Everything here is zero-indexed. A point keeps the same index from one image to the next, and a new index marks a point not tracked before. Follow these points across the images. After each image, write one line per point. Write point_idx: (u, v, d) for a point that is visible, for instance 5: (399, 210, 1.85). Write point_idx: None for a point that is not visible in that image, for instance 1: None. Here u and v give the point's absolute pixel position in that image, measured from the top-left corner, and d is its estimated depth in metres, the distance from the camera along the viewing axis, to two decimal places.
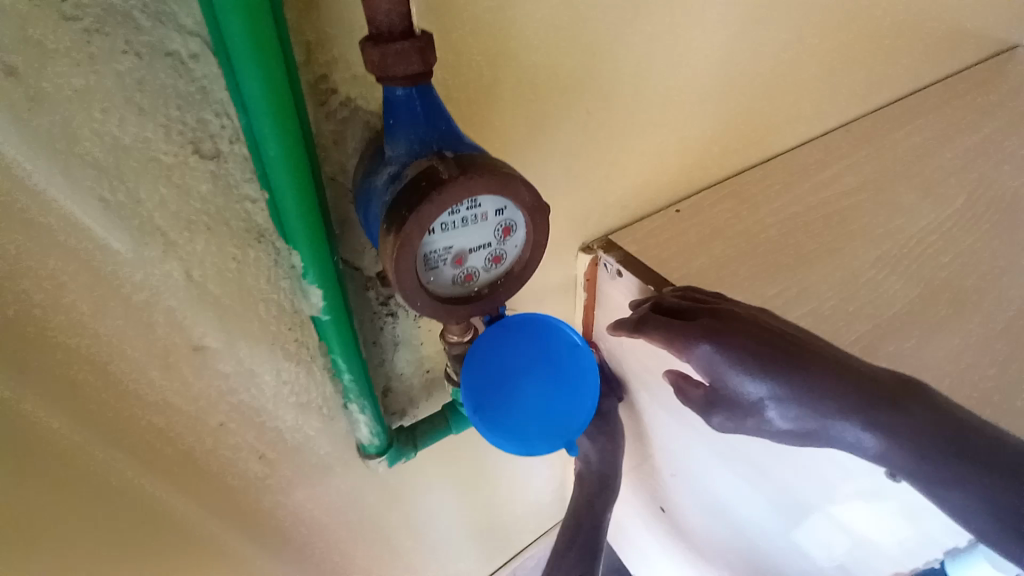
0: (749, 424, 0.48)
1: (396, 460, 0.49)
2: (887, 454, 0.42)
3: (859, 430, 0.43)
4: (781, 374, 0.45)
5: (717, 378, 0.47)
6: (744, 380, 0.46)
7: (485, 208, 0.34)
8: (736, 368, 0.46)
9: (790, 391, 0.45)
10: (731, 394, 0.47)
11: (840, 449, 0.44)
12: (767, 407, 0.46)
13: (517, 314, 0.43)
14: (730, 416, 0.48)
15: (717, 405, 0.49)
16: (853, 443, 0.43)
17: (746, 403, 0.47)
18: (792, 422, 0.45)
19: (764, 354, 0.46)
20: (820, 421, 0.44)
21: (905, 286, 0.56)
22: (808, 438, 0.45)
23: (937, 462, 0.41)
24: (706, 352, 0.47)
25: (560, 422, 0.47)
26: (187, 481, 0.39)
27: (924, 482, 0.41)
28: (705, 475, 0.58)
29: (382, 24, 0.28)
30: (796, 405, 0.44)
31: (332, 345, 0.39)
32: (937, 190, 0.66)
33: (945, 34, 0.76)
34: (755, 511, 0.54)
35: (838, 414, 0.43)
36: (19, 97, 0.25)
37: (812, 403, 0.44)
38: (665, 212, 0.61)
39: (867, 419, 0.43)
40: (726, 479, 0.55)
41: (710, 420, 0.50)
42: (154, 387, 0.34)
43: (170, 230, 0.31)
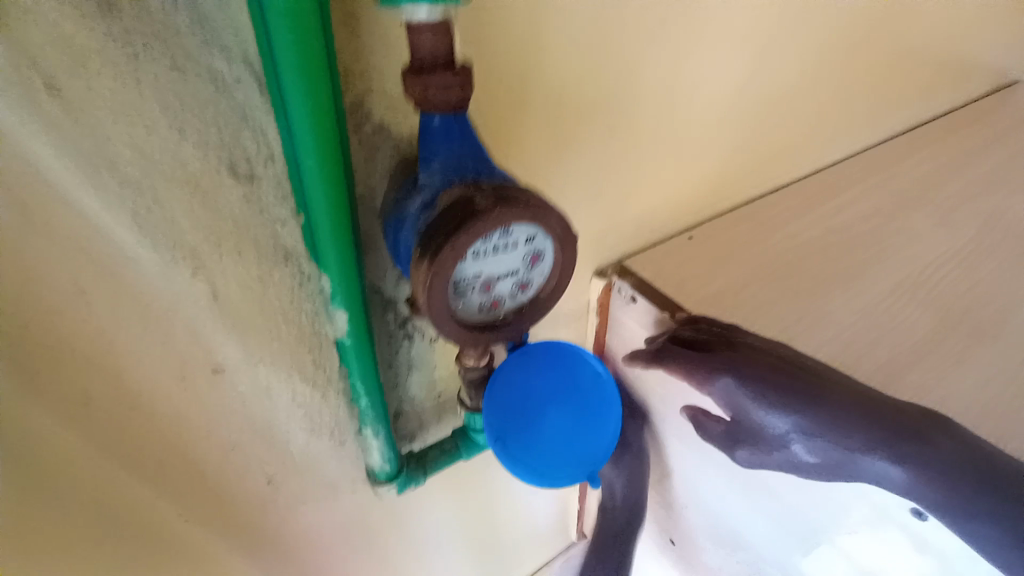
0: (775, 458, 0.46)
1: (406, 487, 0.49)
2: (915, 487, 0.39)
3: (886, 461, 0.41)
4: (806, 406, 0.44)
5: (739, 409, 0.47)
6: (768, 414, 0.46)
7: (517, 237, 0.31)
8: (757, 401, 0.46)
9: (814, 424, 0.43)
10: (754, 427, 0.47)
11: (865, 481, 0.41)
12: (793, 442, 0.45)
13: (543, 341, 0.38)
14: (755, 451, 0.48)
15: (739, 439, 0.48)
16: (881, 473, 0.41)
17: (769, 436, 0.46)
18: (817, 455, 0.43)
19: (788, 386, 0.45)
20: (845, 454, 0.42)
21: (924, 314, 0.54)
22: (834, 471, 0.43)
23: (976, 498, 0.38)
24: (727, 383, 0.48)
25: (581, 456, 0.40)
26: (198, 491, 0.40)
27: (959, 519, 0.38)
28: (719, 506, 0.55)
29: (425, 55, 0.27)
30: (821, 438, 0.43)
31: (351, 368, 0.38)
32: (950, 218, 0.66)
33: (941, 75, 0.80)
34: (769, 543, 0.51)
35: (863, 447, 0.41)
36: (65, 117, 0.26)
37: (836, 436, 0.42)
38: (679, 237, 0.62)
39: (895, 452, 0.40)
40: (737, 507, 0.53)
41: (736, 455, 0.49)
42: (172, 402, 0.35)
43: (200, 248, 0.31)
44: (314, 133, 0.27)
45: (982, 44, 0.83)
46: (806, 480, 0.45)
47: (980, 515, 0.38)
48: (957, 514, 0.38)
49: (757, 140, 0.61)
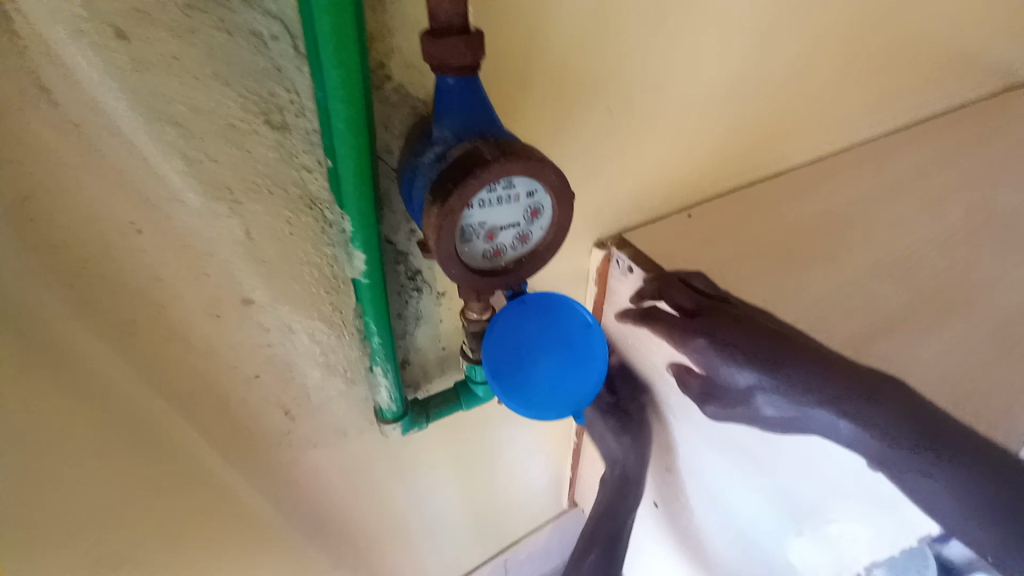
0: (738, 411, 0.52)
1: (410, 429, 0.54)
2: (862, 440, 0.44)
3: (835, 416, 0.45)
4: (768, 363, 0.50)
5: (710, 367, 0.53)
6: (734, 369, 0.51)
7: (518, 189, 0.34)
8: (726, 359, 0.51)
9: (775, 381, 0.49)
10: (722, 383, 0.52)
11: (818, 434, 0.46)
12: (754, 395, 0.50)
13: (539, 292, 0.41)
14: (721, 405, 0.53)
15: (709, 395, 0.54)
16: (832, 426, 0.45)
17: (735, 390, 0.51)
18: (776, 409, 0.49)
19: (749, 341, 0.51)
20: (801, 410, 0.47)
21: (898, 291, 0.58)
22: (790, 425, 0.48)
23: (913, 449, 0.43)
24: (701, 345, 0.53)
25: (569, 396, 0.44)
26: (221, 417, 0.45)
27: (899, 468, 0.43)
28: (703, 468, 0.60)
29: (442, 21, 0.30)
30: (780, 394, 0.48)
31: (365, 309, 0.42)
32: (939, 206, 0.69)
33: (951, 68, 0.82)
34: (749, 507, 0.56)
35: (818, 403, 0.46)
36: (125, 62, 0.29)
37: (791, 392, 0.48)
38: (678, 216, 0.65)
39: (844, 408, 0.45)
40: (719, 470, 0.58)
41: (705, 410, 0.55)
42: (203, 331, 0.40)
43: (235, 189, 0.35)
44: (342, 89, 0.30)
45: (991, 40, 0.84)
46: (771, 436, 0.50)
47: (927, 470, 0.42)
48: (906, 465, 0.43)
49: (759, 124, 0.64)
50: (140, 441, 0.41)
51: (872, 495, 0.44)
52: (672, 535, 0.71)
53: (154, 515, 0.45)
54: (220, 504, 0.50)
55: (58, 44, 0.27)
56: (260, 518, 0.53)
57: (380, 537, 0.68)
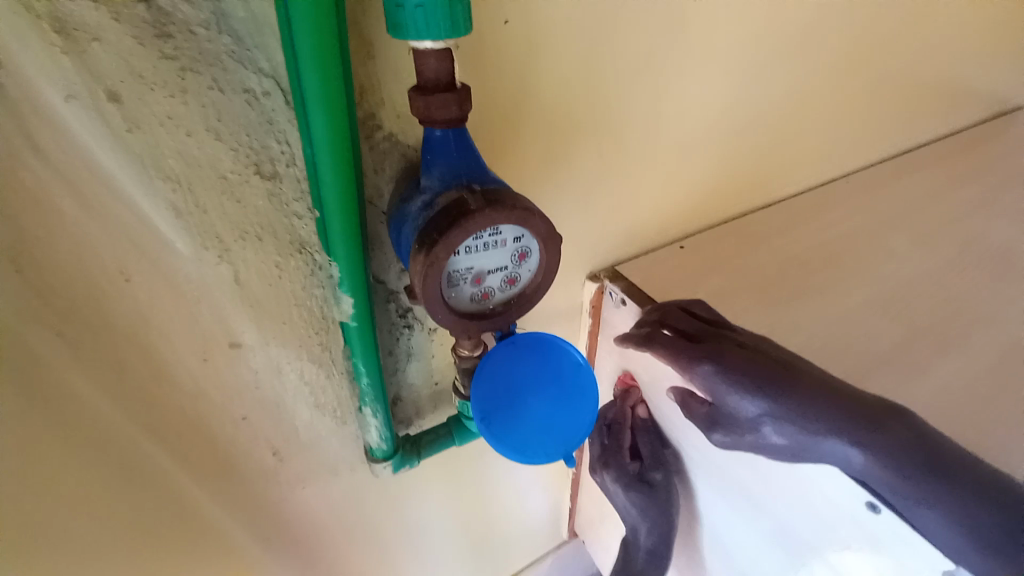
0: (746, 440, 0.50)
1: (401, 467, 0.53)
2: (873, 472, 0.43)
3: (846, 445, 0.44)
4: (774, 390, 0.49)
5: (717, 395, 0.51)
6: (741, 398, 0.49)
7: (505, 235, 0.35)
8: (735, 388, 0.50)
9: (787, 411, 0.47)
10: (729, 413, 0.50)
11: (830, 466, 0.45)
12: (762, 425, 0.48)
13: (528, 332, 0.41)
14: (729, 433, 0.51)
15: (716, 422, 0.52)
16: (843, 457, 0.44)
17: (744, 420, 0.50)
18: (785, 437, 0.47)
19: (758, 366, 0.50)
20: (810, 438, 0.46)
21: (892, 328, 0.58)
22: (801, 455, 0.46)
23: (920, 481, 0.42)
24: (708, 371, 0.51)
25: (561, 435, 0.43)
26: (210, 459, 0.44)
27: (907, 503, 0.42)
28: (702, 501, 0.59)
29: (429, 78, 0.31)
30: (791, 424, 0.47)
31: (354, 350, 0.42)
32: (930, 241, 0.71)
33: (942, 99, 0.83)
34: (748, 545, 0.55)
35: (829, 433, 0.45)
36: (119, 122, 0.30)
37: (801, 420, 0.46)
38: (670, 247, 0.65)
39: (855, 437, 0.44)
40: (716, 504, 0.57)
41: (711, 437, 0.53)
42: (191, 374, 0.40)
43: (227, 237, 0.36)
44: (330, 143, 0.31)
45: (982, 72, 0.86)
46: (781, 466, 0.48)
47: (937, 499, 0.41)
48: (913, 502, 0.41)
49: (751, 158, 0.65)
50: (128, 484, 0.41)
51: (874, 543, 0.44)
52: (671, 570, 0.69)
53: (141, 560, 0.45)
54: (206, 547, 0.49)
55: (51, 106, 0.28)
56: (250, 561, 0.52)
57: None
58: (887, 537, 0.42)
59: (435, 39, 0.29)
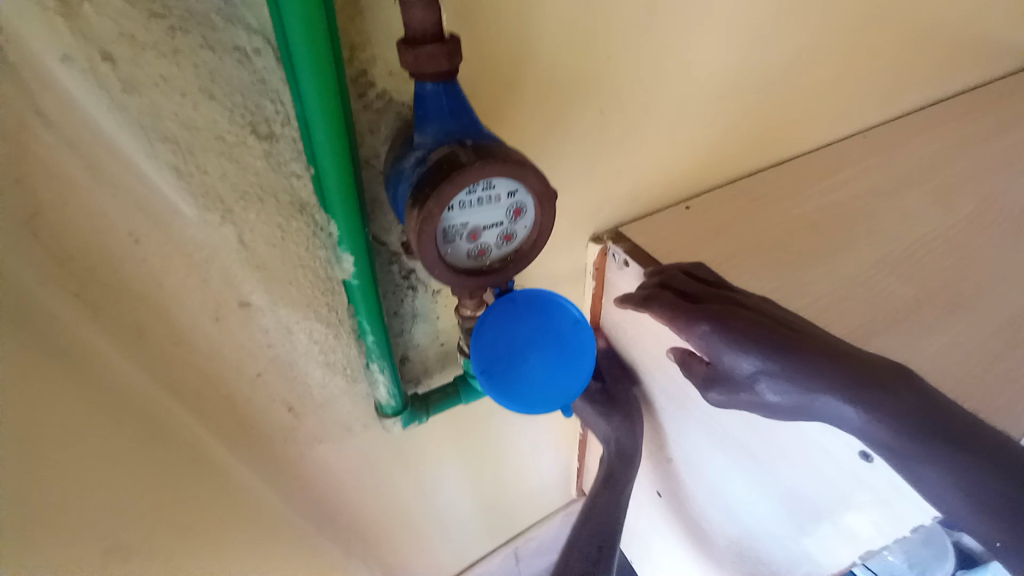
0: (743, 398, 0.49)
1: (410, 422, 0.56)
2: (868, 429, 0.43)
3: (842, 403, 0.44)
4: (772, 347, 0.47)
5: (714, 353, 0.49)
6: (738, 359, 0.48)
7: (498, 191, 0.35)
8: (730, 345, 0.48)
9: (781, 368, 0.46)
10: (725, 371, 0.49)
11: (824, 422, 0.45)
12: (760, 385, 0.47)
13: (527, 289, 0.42)
14: (726, 391, 0.50)
15: (714, 381, 0.51)
16: (839, 415, 0.44)
17: (740, 377, 0.48)
18: (781, 395, 0.46)
19: (756, 325, 0.48)
20: (808, 396, 0.45)
21: (901, 286, 0.57)
22: (797, 413, 0.46)
23: (917, 441, 0.42)
24: (705, 330, 0.49)
25: (559, 388, 0.44)
26: (227, 416, 0.47)
27: (901, 459, 0.42)
28: (710, 463, 0.60)
29: (417, 30, 0.31)
30: (788, 382, 0.46)
31: (358, 309, 0.43)
32: (947, 197, 0.68)
33: (967, 48, 0.79)
34: (746, 496, 0.57)
35: (826, 391, 0.44)
36: (116, 84, 0.30)
37: (799, 378, 0.45)
38: (676, 208, 0.65)
39: (852, 395, 0.44)
40: (717, 459, 0.59)
41: (708, 396, 0.52)
42: (205, 334, 0.41)
43: (229, 199, 0.37)
44: (321, 100, 0.31)
45: (1011, 16, 0.81)
46: (779, 423, 0.48)
47: (932, 460, 0.42)
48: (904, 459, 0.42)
49: (760, 113, 0.63)
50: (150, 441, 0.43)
51: (879, 498, 0.44)
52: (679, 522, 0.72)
53: None
54: (229, 500, 0.52)
55: (52, 72, 0.29)
56: (271, 516, 0.56)
57: (390, 529, 0.71)
58: (887, 486, 0.43)
59: None
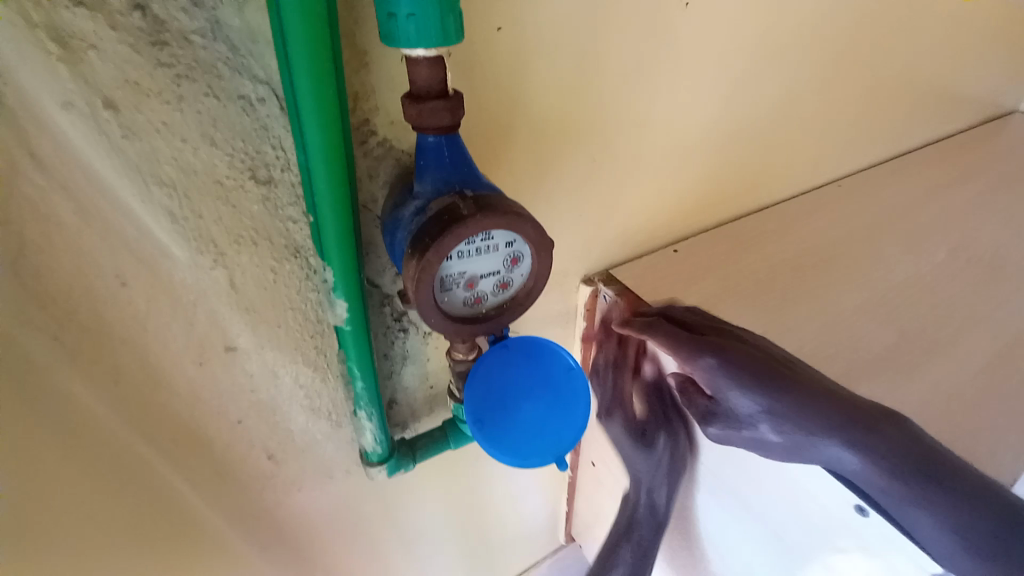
0: (741, 435, 0.49)
1: (395, 470, 0.54)
2: (864, 473, 0.43)
3: (841, 447, 0.44)
4: (774, 389, 0.48)
5: (717, 388, 0.51)
6: (741, 397, 0.49)
7: (497, 241, 0.35)
8: (733, 381, 0.50)
9: (783, 408, 0.47)
10: (727, 406, 0.50)
11: (820, 465, 0.45)
12: (760, 424, 0.48)
13: (521, 336, 0.42)
14: (726, 427, 0.50)
15: (713, 416, 0.51)
16: (836, 458, 0.44)
17: (739, 415, 0.50)
18: (782, 436, 0.47)
19: (759, 369, 0.50)
20: (808, 438, 0.45)
21: (882, 331, 0.59)
22: (796, 452, 0.46)
23: (913, 484, 0.42)
24: (710, 364, 0.51)
25: (553, 439, 0.43)
26: (203, 462, 0.44)
27: (896, 505, 0.42)
28: (705, 512, 0.59)
29: (422, 86, 0.32)
30: (788, 422, 0.46)
31: (349, 354, 0.42)
32: (920, 245, 0.71)
33: (932, 105, 0.85)
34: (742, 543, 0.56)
35: (824, 433, 0.45)
36: (115, 129, 0.30)
37: (799, 419, 0.46)
38: (664, 251, 0.66)
39: (849, 438, 0.44)
40: (711, 503, 0.58)
41: (706, 431, 0.52)
42: (186, 377, 0.40)
43: (221, 242, 0.36)
44: (324, 149, 0.31)
45: (972, 76, 0.87)
46: (776, 464, 0.48)
47: (930, 505, 0.41)
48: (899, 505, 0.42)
49: (742, 162, 0.66)
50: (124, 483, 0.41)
51: (874, 555, 0.44)
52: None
53: (138, 558, 0.46)
54: (200, 547, 0.49)
55: (51, 116, 0.29)
56: (242, 563, 0.53)
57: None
58: (882, 541, 0.43)
59: (426, 48, 0.30)
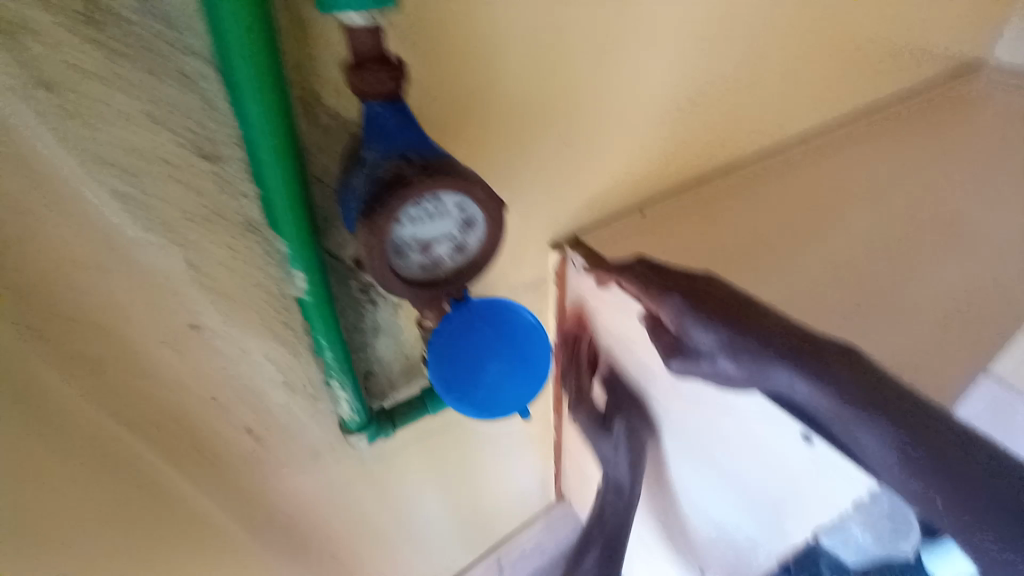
0: (700, 368, 0.52)
1: (376, 436, 0.57)
2: (814, 398, 0.46)
3: (792, 376, 0.47)
4: (733, 328, 0.51)
5: (679, 325, 0.53)
6: (699, 334, 0.51)
7: (447, 204, 0.35)
8: (695, 318, 0.52)
9: (742, 343, 0.49)
10: (688, 341, 0.52)
11: (772, 394, 0.48)
12: (718, 358, 0.50)
13: (481, 297, 0.43)
14: (685, 361, 0.53)
15: (675, 352, 0.54)
16: (787, 385, 0.47)
17: (699, 349, 0.52)
18: (737, 367, 0.49)
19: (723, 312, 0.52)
20: (759, 367, 0.48)
21: (835, 282, 0.61)
22: (750, 381, 0.49)
23: (859, 411, 0.45)
24: (676, 303, 0.53)
25: (517, 393, 0.45)
26: (184, 444, 0.46)
27: (841, 428, 0.45)
28: (679, 459, 0.63)
29: (359, 52, 0.32)
30: (744, 354, 0.49)
31: (315, 326, 0.43)
32: (879, 198, 0.73)
33: (918, 47, 0.80)
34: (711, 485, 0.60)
35: (778, 361, 0.47)
36: (54, 110, 0.30)
37: (755, 350, 0.48)
38: (632, 215, 0.67)
39: (797, 367, 0.47)
40: (679, 448, 0.62)
41: (669, 365, 0.54)
42: (156, 358, 0.41)
43: (175, 220, 0.36)
44: (265, 121, 0.32)
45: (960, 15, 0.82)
46: (732, 394, 0.51)
47: (871, 425, 0.45)
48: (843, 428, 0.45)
49: (706, 122, 0.65)
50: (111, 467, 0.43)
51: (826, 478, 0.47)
52: (665, 528, 0.73)
53: (128, 543, 0.47)
54: (189, 527, 0.51)
55: None
56: (233, 541, 0.55)
57: (360, 543, 0.71)
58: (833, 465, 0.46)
59: (360, 12, 0.30)
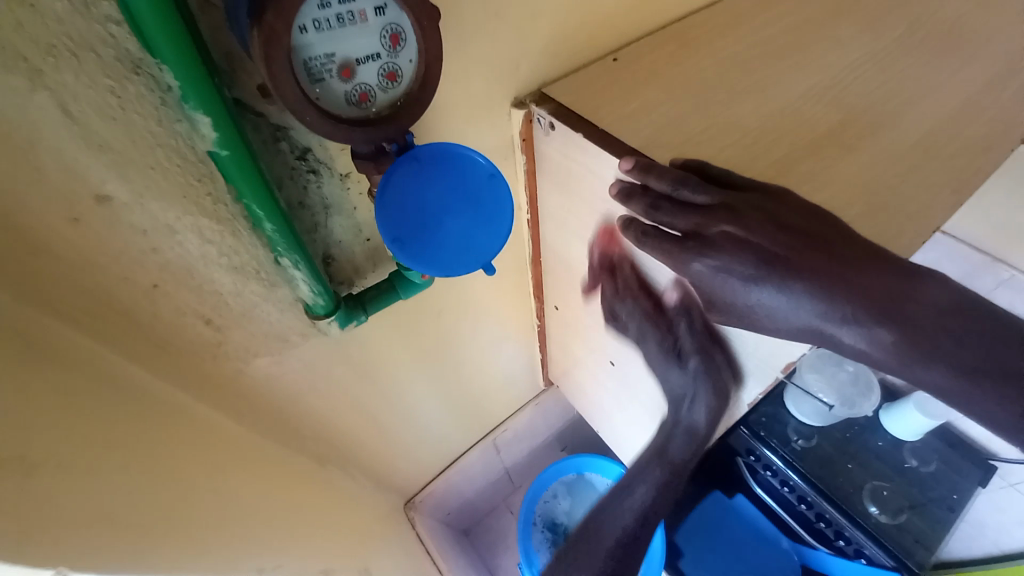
0: (745, 322, 0.44)
1: (348, 322, 0.54)
2: (887, 355, 0.39)
3: (868, 333, 0.39)
4: (777, 255, 0.41)
5: (716, 285, 0.43)
6: (730, 263, 0.42)
7: (361, 4, 0.30)
8: (735, 276, 0.42)
9: (808, 300, 0.40)
10: (728, 305, 0.44)
11: (839, 349, 0.41)
12: (753, 290, 0.42)
13: (430, 145, 0.38)
14: (727, 317, 0.45)
15: (714, 308, 0.45)
16: (856, 344, 0.40)
17: (744, 311, 0.43)
18: (795, 326, 0.41)
19: (772, 231, 0.41)
20: (827, 327, 0.40)
21: (828, 112, 0.54)
22: (810, 337, 0.41)
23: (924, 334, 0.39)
24: (704, 265, 0.43)
25: (480, 251, 0.42)
26: (133, 339, 0.43)
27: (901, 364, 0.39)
28: (677, 346, 0.59)
29: None
30: (809, 311, 0.40)
31: (242, 191, 0.38)
32: (877, 22, 0.64)
33: None
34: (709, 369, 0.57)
35: (849, 318, 0.39)
36: None
37: (826, 305, 0.40)
38: (603, 60, 0.60)
39: (877, 317, 0.39)
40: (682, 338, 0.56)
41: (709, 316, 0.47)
42: (69, 243, 0.36)
43: (33, 57, 0.29)
44: None
45: None
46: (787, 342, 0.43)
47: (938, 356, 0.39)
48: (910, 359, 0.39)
49: None
50: (80, 379, 0.36)
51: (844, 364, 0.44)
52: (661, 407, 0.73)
53: None
54: None
55: None
56: None
57: (349, 423, 0.74)
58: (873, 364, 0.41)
59: None
